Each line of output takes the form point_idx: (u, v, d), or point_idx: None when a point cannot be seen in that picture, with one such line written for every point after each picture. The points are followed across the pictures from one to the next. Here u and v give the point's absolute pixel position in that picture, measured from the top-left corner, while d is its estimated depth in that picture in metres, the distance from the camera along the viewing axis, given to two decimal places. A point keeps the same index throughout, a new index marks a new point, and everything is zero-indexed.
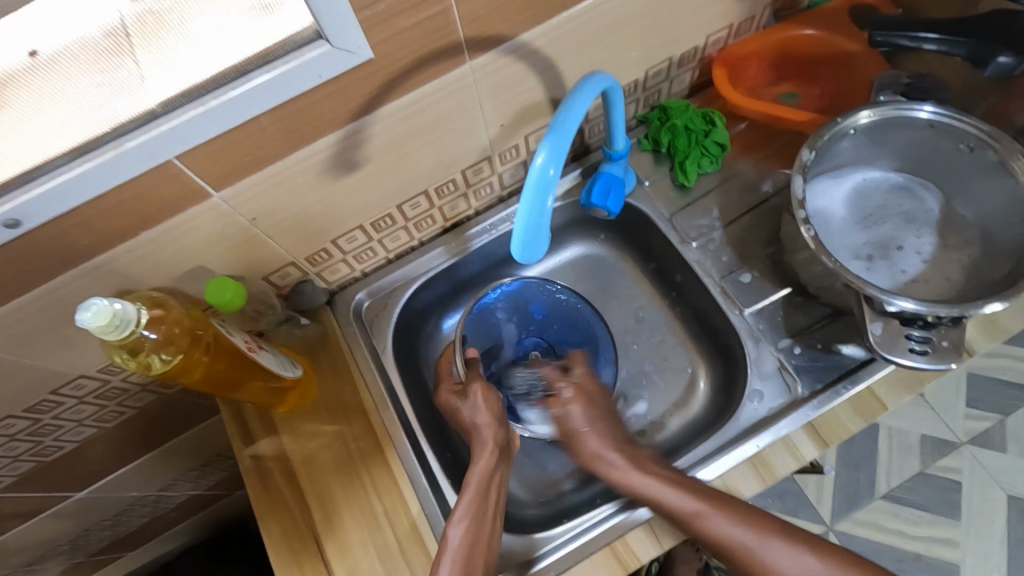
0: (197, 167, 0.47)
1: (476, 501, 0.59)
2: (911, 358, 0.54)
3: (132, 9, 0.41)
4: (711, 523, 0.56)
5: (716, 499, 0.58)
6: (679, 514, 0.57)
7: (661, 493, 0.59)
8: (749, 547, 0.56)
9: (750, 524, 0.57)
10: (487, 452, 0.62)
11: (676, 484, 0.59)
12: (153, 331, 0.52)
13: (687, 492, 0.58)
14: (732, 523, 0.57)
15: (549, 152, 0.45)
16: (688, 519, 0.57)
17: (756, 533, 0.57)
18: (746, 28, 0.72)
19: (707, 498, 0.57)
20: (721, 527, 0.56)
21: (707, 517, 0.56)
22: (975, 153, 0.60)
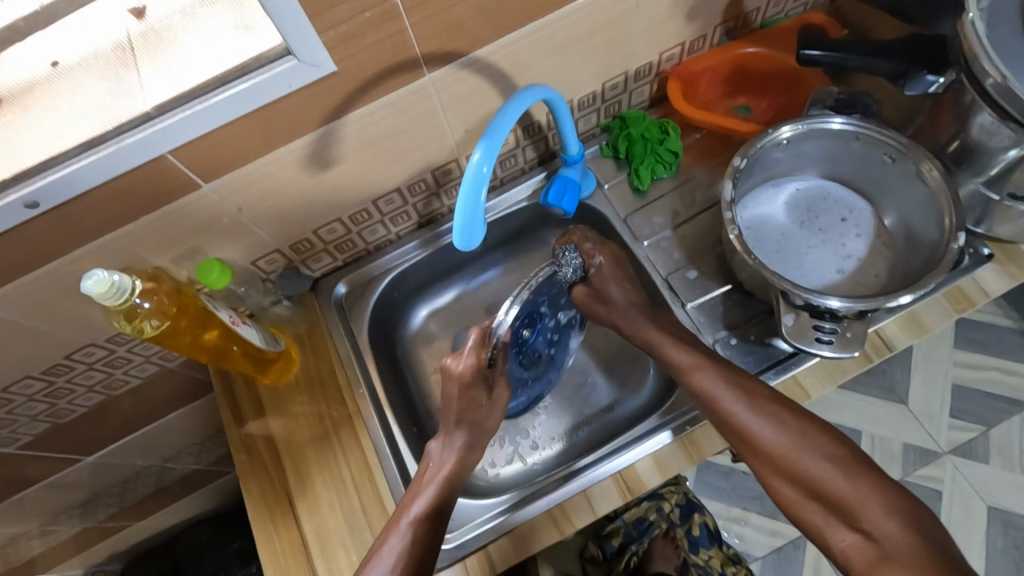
0: (187, 162, 0.56)
1: (443, 490, 0.67)
2: (818, 347, 0.60)
3: (137, 29, 0.52)
4: (735, 412, 0.63)
5: (755, 396, 0.63)
6: (683, 368, 0.67)
7: (712, 382, 0.65)
8: (778, 445, 0.61)
9: (784, 428, 0.62)
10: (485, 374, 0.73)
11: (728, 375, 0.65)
12: (146, 301, 0.60)
13: (673, 397, 0.68)
14: (762, 420, 0.62)
15: (483, 152, 0.52)
16: (716, 404, 0.64)
17: (796, 433, 0.61)
18: (699, 46, 0.78)
19: (738, 386, 0.64)
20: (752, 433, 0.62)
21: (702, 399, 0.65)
22: (896, 163, 0.67)
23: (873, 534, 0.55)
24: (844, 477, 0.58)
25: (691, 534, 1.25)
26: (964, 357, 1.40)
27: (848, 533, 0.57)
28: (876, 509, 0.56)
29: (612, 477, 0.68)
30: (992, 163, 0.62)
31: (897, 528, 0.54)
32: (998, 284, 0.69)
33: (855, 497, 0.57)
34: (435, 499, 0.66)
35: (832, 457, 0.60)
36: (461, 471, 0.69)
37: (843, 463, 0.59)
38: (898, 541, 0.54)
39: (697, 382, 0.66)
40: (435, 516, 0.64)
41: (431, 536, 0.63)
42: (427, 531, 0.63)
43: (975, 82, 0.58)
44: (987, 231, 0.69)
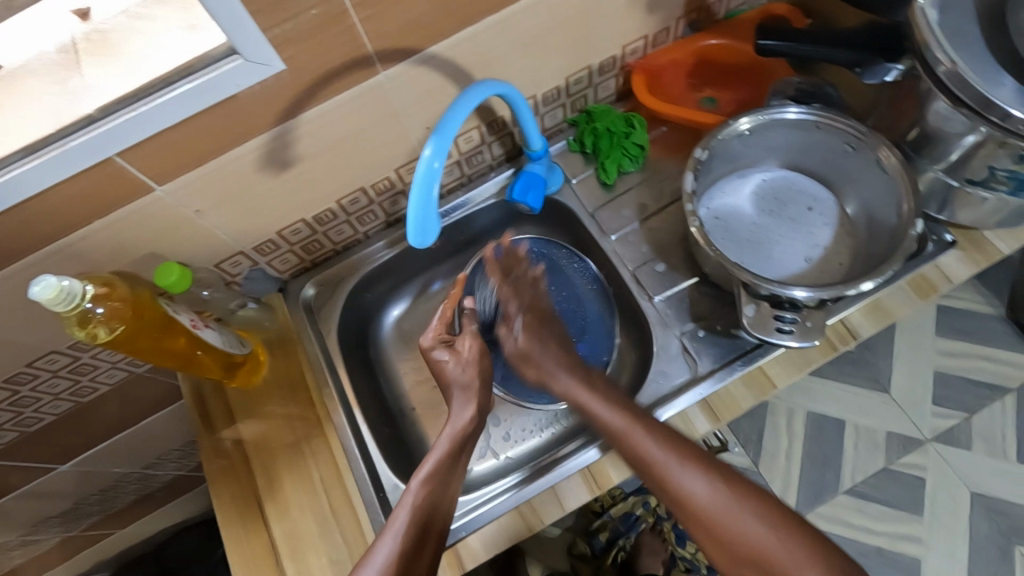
0: (137, 164, 0.55)
1: (442, 465, 0.65)
2: (779, 337, 0.60)
3: (82, 31, 0.53)
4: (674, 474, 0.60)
5: (686, 457, 0.61)
6: (618, 432, 0.63)
7: (645, 443, 0.61)
8: (708, 506, 0.58)
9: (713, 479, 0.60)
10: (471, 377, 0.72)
11: (663, 435, 0.62)
12: (99, 306, 0.59)
13: (619, 412, 0.64)
14: (695, 477, 0.60)
15: (434, 147, 0.52)
16: (653, 467, 0.60)
17: (728, 492, 0.59)
18: (662, 38, 0.78)
19: (674, 447, 0.61)
20: (682, 479, 0.60)
21: (636, 438, 0.62)
22: (856, 151, 0.67)
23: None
24: (769, 535, 0.57)
25: (678, 527, 1.23)
26: (946, 344, 1.41)
27: None
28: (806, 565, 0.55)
29: (581, 471, 0.68)
30: (950, 151, 0.62)
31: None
32: (961, 270, 0.69)
33: (781, 553, 0.56)
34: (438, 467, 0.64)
35: (762, 515, 0.58)
36: (460, 456, 0.67)
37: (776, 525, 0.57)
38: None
39: (630, 444, 0.62)
40: (436, 500, 0.62)
41: (433, 514, 0.61)
42: (420, 527, 0.59)
43: (929, 71, 0.58)
44: (949, 218, 0.69)
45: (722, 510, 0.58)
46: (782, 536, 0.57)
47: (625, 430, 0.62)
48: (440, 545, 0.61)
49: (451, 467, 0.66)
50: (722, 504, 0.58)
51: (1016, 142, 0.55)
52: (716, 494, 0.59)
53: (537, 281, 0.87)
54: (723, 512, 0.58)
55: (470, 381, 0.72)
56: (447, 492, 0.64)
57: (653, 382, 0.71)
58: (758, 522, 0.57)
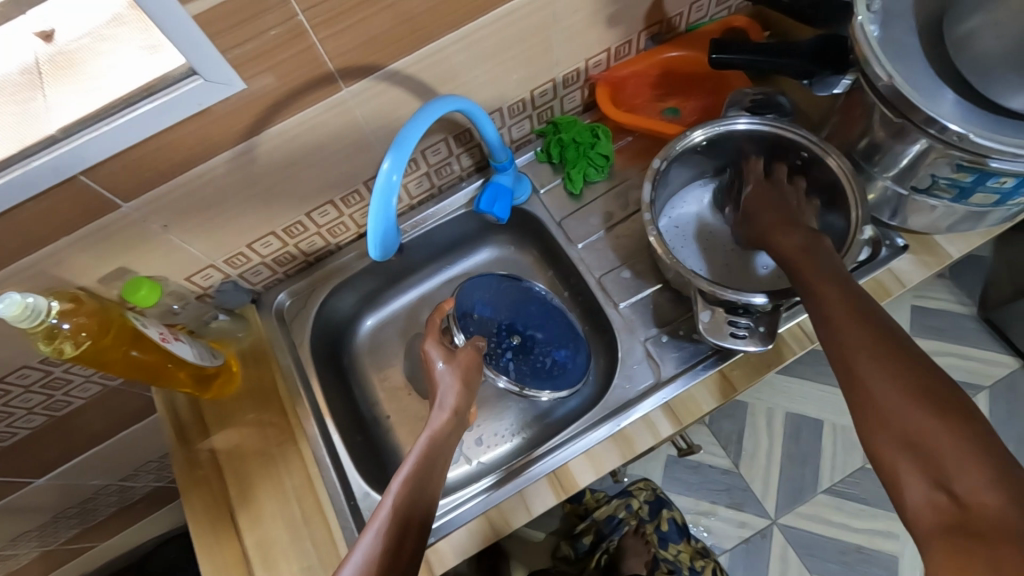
0: (103, 181, 0.56)
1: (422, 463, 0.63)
2: (732, 342, 0.64)
3: (46, 53, 0.54)
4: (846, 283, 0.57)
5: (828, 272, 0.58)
6: (810, 287, 0.58)
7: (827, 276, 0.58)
8: (887, 393, 0.48)
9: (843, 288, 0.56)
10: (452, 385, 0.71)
11: (850, 298, 0.55)
12: (65, 322, 0.60)
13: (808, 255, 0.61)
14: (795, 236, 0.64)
15: (392, 162, 0.54)
16: (831, 343, 0.53)
17: (916, 379, 0.47)
18: (625, 51, 0.80)
19: (865, 318, 0.53)
20: (865, 364, 0.50)
21: (828, 295, 0.56)
22: (809, 159, 0.70)
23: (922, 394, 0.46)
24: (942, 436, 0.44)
25: (661, 529, 1.26)
26: (919, 343, 1.43)
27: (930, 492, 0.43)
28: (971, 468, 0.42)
29: (547, 475, 0.69)
30: (896, 160, 0.64)
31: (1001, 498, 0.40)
32: (914, 274, 0.71)
33: (942, 447, 0.44)
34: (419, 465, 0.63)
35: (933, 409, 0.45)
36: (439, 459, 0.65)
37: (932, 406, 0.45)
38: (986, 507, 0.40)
39: (820, 296, 0.57)
40: (419, 492, 0.60)
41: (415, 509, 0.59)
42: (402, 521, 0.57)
43: (871, 84, 0.60)
44: (901, 224, 0.72)
45: (918, 399, 0.46)
46: (950, 418, 0.45)
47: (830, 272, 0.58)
48: (423, 541, 0.58)
49: (429, 470, 0.63)
50: (899, 400, 0.47)
51: (955, 152, 0.57)
52: (905, 379, 0.48)
53: (510, 307, 0.85)
54: (918, 400, 0.46)
55: (452, 384, 0.71)
56: (427, 491, 0.61)
57: (618, 387, 0.73)
58: (912, 400, 0.46)
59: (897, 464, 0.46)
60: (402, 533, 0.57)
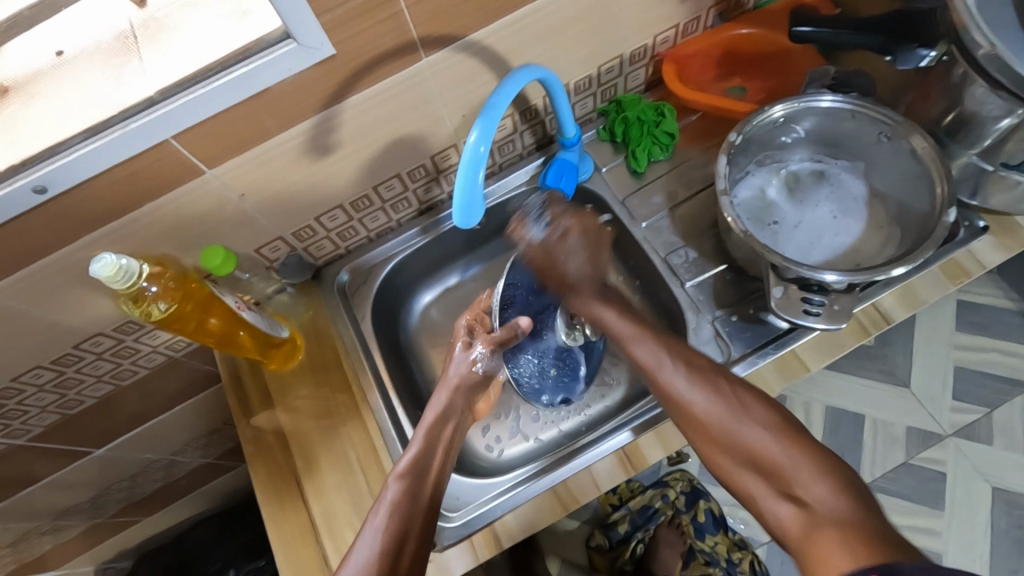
0: (191, 147, 0.57)
1: (420, 455, 0.66)
2: (805, 318, 0.62)
3: (140, 18, 0.55)
4: (737, 432, 0.59)
5: (694, 369, 0.64)
6: (643, 362, 0.67)
7: (653, 360, 0.66)
8: (704, 410, 0.61)
9: (720, 397, 0.61)
10: (443, 399, 0.73)
11: (679, 357, 0.65)
12: (153, 284, 0.62)
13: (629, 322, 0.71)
14: (696, 389, 0.62)
15: (480, 132, 0.54)
16: (652, 377, 0.65)
17: (719, 399, 0.61)
18: (693, 28, 0.79)
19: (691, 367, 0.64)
20: (682, 389, 0.63)
21: (658, 367, 0.66)
22: (891, 141, 0.68)
23: (807, 501, 0.53)
24: (780, 447, 0.57)
25: (697, 521, 1.23)
26: (967, 339, 1.40)
27: (782, 503, 0.54)
28: (810, 473, 0.54)
29: (614, 453, 0.69)
30: (987, 133, 0.63)
31: (829, 493, 0.52)
32: (993, 256, 0.70)
33: (789, 463, 0.55)
34: (419, 453, 0.66)
35: (767, 424, 0.58)
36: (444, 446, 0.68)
37: (776, 429, 0.58)
38: (831, 506, 0.51)
39: (636, 356, 0.68)
40: (415, 495, 0.62)
41: (412, 495, 0.62)
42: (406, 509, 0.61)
43: (966, 53, 0.59)
44: (982, 204, 0.70)
45: (728, 415, 0.60)
46: (799, 453, 0.56)
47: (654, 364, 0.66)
48: (435, 514, 0.63)
49: (417, 487, 0.63)
50: (718, 413, 0.60)
51: None
52: (715, 401, 0.61)
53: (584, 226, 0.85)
54: (729, 416, 0.60)
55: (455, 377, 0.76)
56: (425, 488, 0.64)
57: None
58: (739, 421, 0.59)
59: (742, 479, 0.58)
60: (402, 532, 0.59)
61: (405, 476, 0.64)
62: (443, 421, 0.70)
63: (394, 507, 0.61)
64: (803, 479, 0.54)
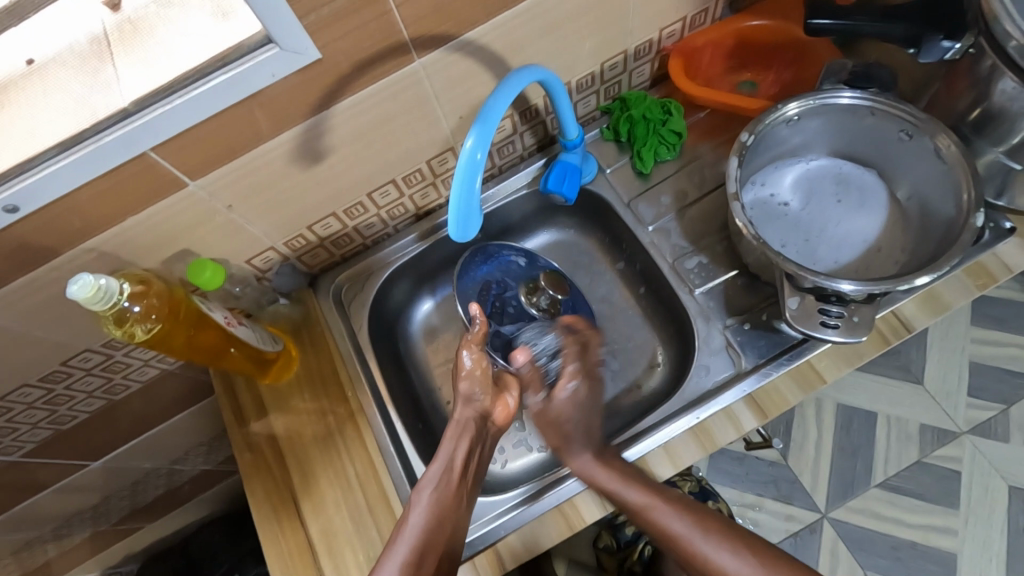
0: (170, 159, 0.54)
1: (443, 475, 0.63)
2: (823, 331, 0.59)
3: (113, 21, 0.51)
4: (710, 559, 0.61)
5: (661, 495, 0.63)
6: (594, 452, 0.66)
7: (616, 487, 0.62)
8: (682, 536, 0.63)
9: (682, 517, 0.63)
10: (465, 409, 0.68)
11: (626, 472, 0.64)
12: (135, 304, 0.59)
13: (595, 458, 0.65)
14: (675, 519, 0.63)
15: (476, 138, 0.51)
16: (633, 508, 0.62)
17: (696, 523, 0.63)
18: (701, 20, 0.75)
19: (653, 491, 0.63)
20: (661, 517, 0.63)
21: (653, 515, 0.63)
22: (912, 139, 0.64)
23: None
24: (753, 572, 0.60)
25: None
26: (983, 334, 1.36)
27: None
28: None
29: None
30: (1018, 130, 0.59)
31: None
32: (1021, 259, 0.66)
33: None
34: (446, 467, 0.64)
35: (740, 552, 0.61)
36: (462, 450, 0.65)
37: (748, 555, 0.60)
38: None
39: (642, 520, 0.63)
40: (439, 516, 0.61)
41: (440, 521, 0.61)
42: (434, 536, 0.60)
43: (995, 44, 0.55)
44: (1009, 204, 0.66)
45: (691, 543, 0.62)
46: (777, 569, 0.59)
47: (610, 489, 0.62)
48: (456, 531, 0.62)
49: (445, 500, 0.62)
50: (688, 536, 0.62)
51: None
52: (688, 526, 0.63)
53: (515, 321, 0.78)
54: (691, 544, 0.62)
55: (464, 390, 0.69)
56: (451, 503, 0.62)
57: (693, 377, 0.69)
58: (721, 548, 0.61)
59: None
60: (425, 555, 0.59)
61: (429, 489, 0.62)
62: (462, 435, 0.66)
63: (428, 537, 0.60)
64: None
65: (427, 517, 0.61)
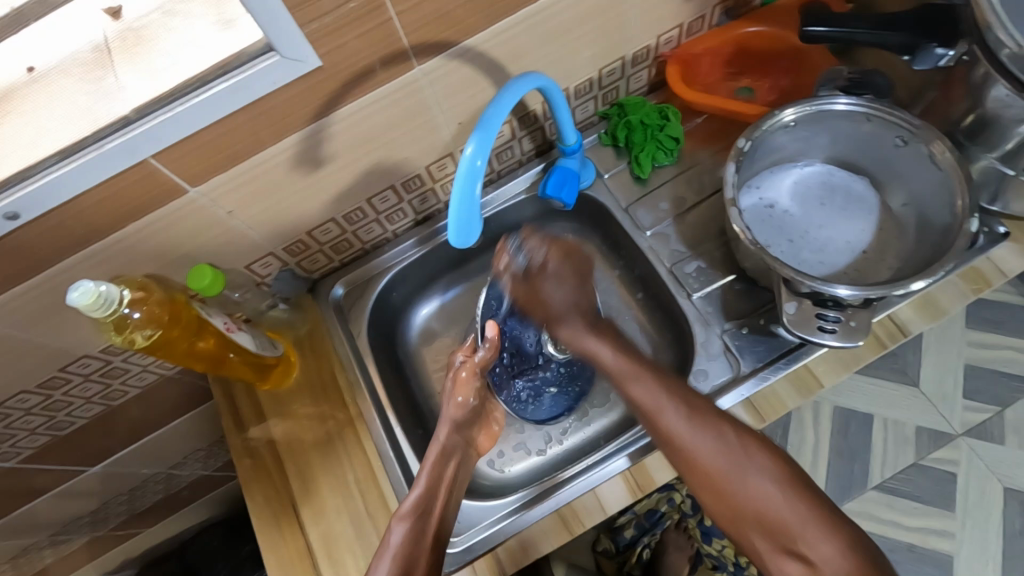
0: (171, 166, 0.54)
1: (425, 495, 0.64)
2: (820, 336, 0.59)
3: (115, 29, 0.52)
4: (742, 485, 0.63)
5: (698, 413, 0.62)
6: (619, 379, 0.70)
7: (656, 403, 0.65)
8: (717, 467, 0.62)
9: (721, 441, 0.62)
10: (444, 431, 0.70)
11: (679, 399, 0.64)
12: (136, 310, 0.60)
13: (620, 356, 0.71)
14: (705, 435, 0.61)
15: (477, 145, 0.51)
16: (665, 432, 0.63)
17: (738, 447, 0.62)
18: (698, 27, 0.76)
19: (682, 398, 0.64)
20: (694, 440, 0.61)
21: (635, 383, 0.68)
22: (908, 146, 0.65)
23: (819, 566, 0.58)
24: (781, 498, 0.62)
25: (704, 524, 1.18)
26: (980, 336, 1.37)
27: (789, 560, 0.60)
28: (818, 538, 0.59)
29: (621, 475, 0.66)
30: (1012, 137, 0.60)
31: (834, 552, 0.58)
32: (1016, 264, 0.66)
33: (797, 521, 0.60)
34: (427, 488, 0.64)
35: (774, 478, 0.63)
36: (445, 475, 0.67)
37: (780, 481, 0.62)
38: (836, 564, 0.58)
39: (630, 393, 0.68)
40: (419, 536, 0.61)
41: (419, 540, 0.61)
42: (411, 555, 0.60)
43: (989, 52, 0.55)
44: (1003, 210, 0.67)
45: (726, 473, 0.63)
46: (803, 501, 0.61)
47: (658, 408, 0.64)
48: (440, 551, 0.62)
49: (423, 524, 0.62)
50: (722, 470, 0.62)
51: None
52: (722, 459, 0.62)
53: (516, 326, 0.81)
54: (725, 475, 0.63)
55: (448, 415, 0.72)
56: (431, 522, 0.63)
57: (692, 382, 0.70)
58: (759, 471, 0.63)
59: (744, 530, 0.64)
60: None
61: (408, 517, 0.62)
62: (445, 457, 0.68)
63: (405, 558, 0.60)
64: (822, 551, 0.59)
65: (406, 534, 0.61)
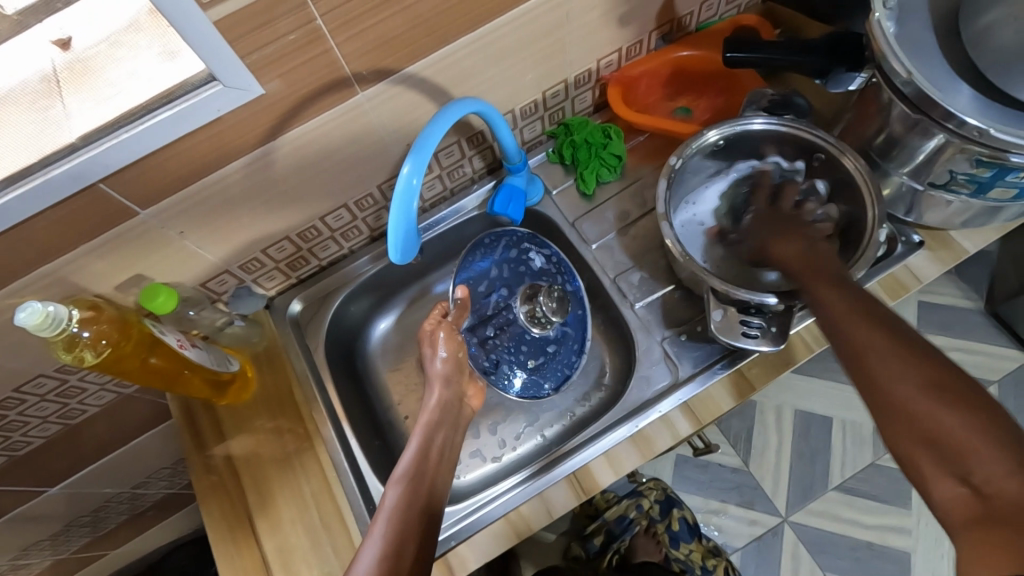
0: (120, 189, 0.56)
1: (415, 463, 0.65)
2: (744, 341, 0.63)
3: (63, 60, 0.53)
4: (862, 350, 0.51)
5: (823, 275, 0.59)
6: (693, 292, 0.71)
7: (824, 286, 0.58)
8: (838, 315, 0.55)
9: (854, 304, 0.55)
10: (432, 398, 0.73)
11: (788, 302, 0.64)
12: (86, 329, 0.61)
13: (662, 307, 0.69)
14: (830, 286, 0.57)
15: (413, 165, 0.54)
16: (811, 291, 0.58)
17: (864, 312, 0.53)
18: (636, 51, 0.80)
19: (858, 308, 0.54)
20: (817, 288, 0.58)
21: (816, 282, 0.59)
22: (824, 161, 0.70)
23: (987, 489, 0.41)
24: (946, 403, 0.45)
25: (671, 529, 1.22)
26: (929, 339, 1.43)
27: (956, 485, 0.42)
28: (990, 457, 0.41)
29: (566, 478, 0.69)
30: (915, 155, 0.64)
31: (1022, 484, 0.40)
32: (930, 269, 0.71)
33: (970, 441, 0.42)
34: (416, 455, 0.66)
35: (929, 380, 0.46)
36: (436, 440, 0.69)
37: (936, 385, 0.46)
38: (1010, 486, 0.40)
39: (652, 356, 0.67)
40: (413, 495, 0.62)
41: (417, 504, 0.61)
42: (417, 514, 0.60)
43: (887, 78, 0.60)
44: (917, 219, 0.72)
45: (844, 333, 0.54)
46: (979, 416, 0.43)
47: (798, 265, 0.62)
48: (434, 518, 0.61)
49: (416, 483, 0.63)
50: (845, 323, 0.54)
51: (973, 146, 0.57)
52: (845, 309, 0.54)
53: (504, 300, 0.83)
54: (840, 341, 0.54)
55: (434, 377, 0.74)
56: (424, 485, 0.63)
57: (634, 388, 0.73)
58: (897, 354, 0.49)
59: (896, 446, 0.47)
60: (404, 539, 0.57)
61: (402, 481, 0.63)
62: (434, 427, 0.70)
63: (405, 512, 0.60)
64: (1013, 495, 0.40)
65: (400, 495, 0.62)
